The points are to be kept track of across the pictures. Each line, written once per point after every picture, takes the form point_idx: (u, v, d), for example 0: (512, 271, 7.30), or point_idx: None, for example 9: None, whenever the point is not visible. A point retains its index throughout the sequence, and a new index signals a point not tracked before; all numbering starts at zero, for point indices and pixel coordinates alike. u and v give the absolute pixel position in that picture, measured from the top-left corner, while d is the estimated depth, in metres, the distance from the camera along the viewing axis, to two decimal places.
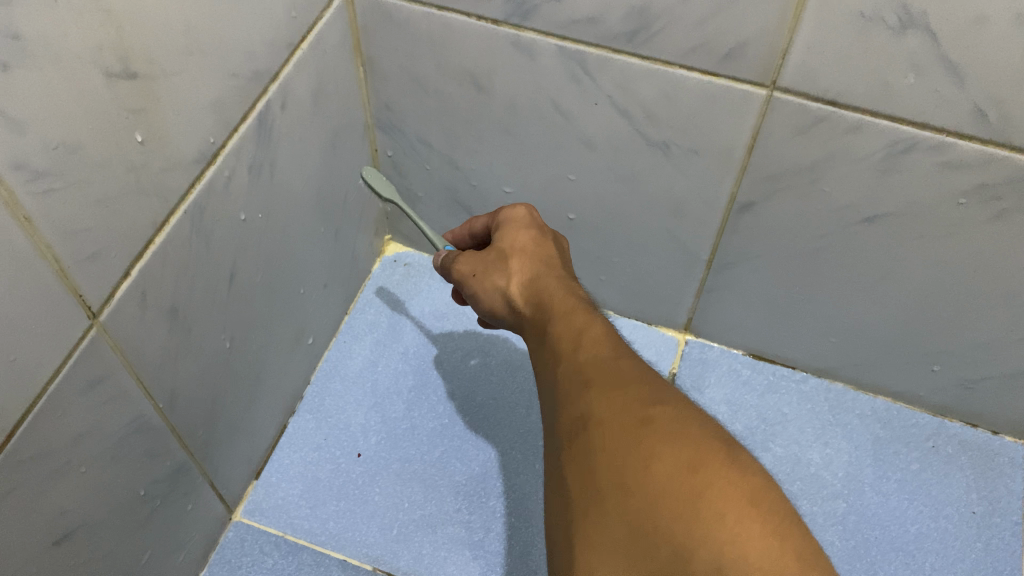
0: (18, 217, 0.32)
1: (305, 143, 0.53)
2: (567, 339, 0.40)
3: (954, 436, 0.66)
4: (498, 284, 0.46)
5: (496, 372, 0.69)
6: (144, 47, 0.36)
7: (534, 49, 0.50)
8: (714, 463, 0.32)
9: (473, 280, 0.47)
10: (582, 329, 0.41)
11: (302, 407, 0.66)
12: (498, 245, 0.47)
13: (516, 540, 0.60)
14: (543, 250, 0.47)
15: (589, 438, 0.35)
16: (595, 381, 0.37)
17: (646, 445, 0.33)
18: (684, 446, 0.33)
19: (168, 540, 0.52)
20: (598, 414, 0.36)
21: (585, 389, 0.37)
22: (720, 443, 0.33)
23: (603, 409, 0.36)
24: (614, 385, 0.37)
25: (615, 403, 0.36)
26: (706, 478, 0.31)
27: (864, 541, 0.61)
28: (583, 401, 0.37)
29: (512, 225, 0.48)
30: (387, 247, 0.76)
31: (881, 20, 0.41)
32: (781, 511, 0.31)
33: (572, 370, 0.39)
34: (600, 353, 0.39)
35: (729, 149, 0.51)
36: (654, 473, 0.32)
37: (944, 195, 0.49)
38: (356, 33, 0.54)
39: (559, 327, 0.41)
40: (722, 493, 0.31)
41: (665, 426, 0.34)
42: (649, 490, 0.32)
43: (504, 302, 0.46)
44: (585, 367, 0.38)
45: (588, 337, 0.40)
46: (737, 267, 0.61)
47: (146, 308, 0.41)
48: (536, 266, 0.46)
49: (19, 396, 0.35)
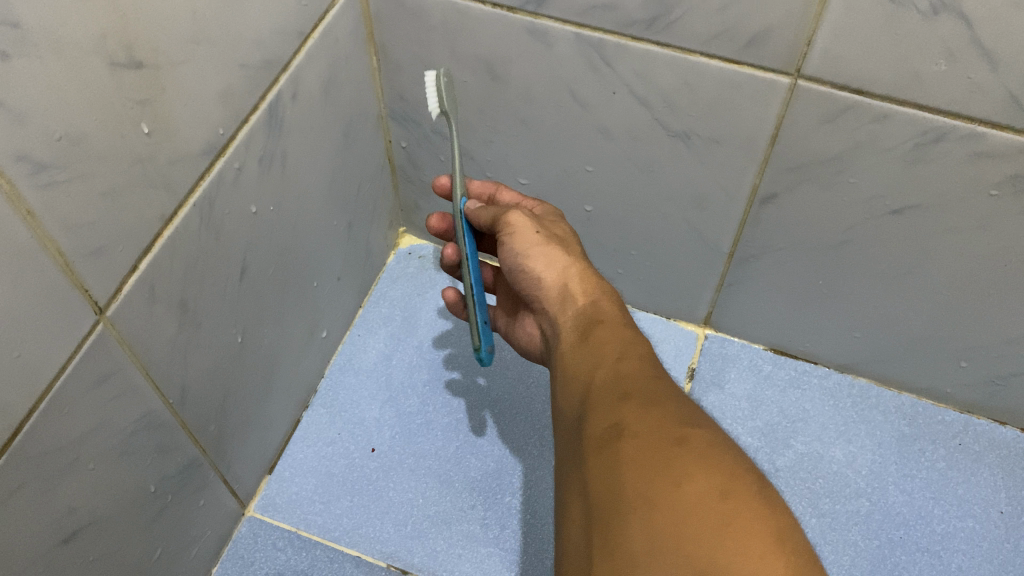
0: (20, 211, 0.31)
1: (317, 134, 0.53)
2: (613, 346, 0.41)
3: (981, 434, 0.64)
4: (558, 265, 0.46)
5: (511, 366, 0.68)
6: (149, 35, 0.35)
7: (550, 37, 0.49)
8: (744, 494, 0.30)
9: (531, 243, 0.46)
10: (630, 342, 0.42)
11: (315, 401, 0.65)
12: (562, 234, 0.48)
13: (532, 537, 0.59)
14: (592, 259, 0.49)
15: (620, 448, 0.34)
16: (633, 396, 0.37)
17: (680, 464, 0.32)
18: (718, 472, 0.31)
19: (180, 536, 0.51)
20: (632, 426, 0.35)
21: (623, 401, 0.37)
22: (753, 478, 0.32)
23: (639, 422, 0.35)
24: (653, 403, 0.36)
25: (652, 420, 0.35)
26: (735, 507, 0.30)
27: (888, 541, 0.60)
28: (619, 413, 0.36)
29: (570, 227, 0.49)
30: (402, 239, 0.75)
31: (911, 4, 0.39)
32: (808, 559, 0.28)
33: (612, 376, 0.39)
34: (642, 367, 0.39)
35: (751, 139, 0.50)
36: (684, 492, 0.30)
37: (975, 186, 0.47)
38: (369, 22, 0.53)
39: (609, 331, 0.43)
40: (750, 525, 0.29)
41: (701, 449, 0.33)
42: (675, 509, 0.30)
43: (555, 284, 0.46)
44: (626, 379, 0.38)
45: (636, 350, 0.41)
46: (759, 261, 0.59)
47: (154, 302, 0.41)
48: (592, 268, 0.47)
49: (24, 392, 0.34)
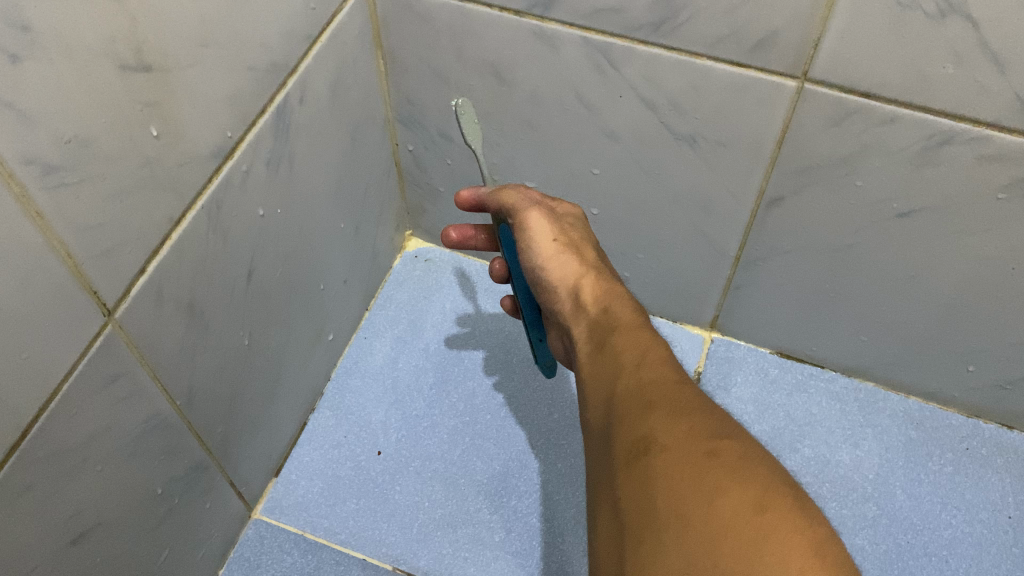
0: (30, 212, 0.32)
1: (324, 137, 0.53)
2: (632, 353, 0.40)
3: (990, 438, 0.64)
4: (573, 272, 0.46)
5: (518, 369, 0.68)
6: (159, 39, 0.35)
7: (557, 40, 0.49)
8: (779, 507, 0.30)
9: (551, 245, 0.47)
10: (649, 346, 0.41)
11: (322, 404, 0.65)
12: (565, 241, 0.48)
13: (538, 541, 0.59)
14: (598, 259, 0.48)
15: (650, 463, 0.33)
16: (658, 405, 0.36)
17: (712, 478, 0.31)
18: (752, 485, 0.31)
19: (186, 538, 0.51)
20: (660, 438, 0.34)
21: (647, 412, 0.36)
22: (788, 489, 0.31)
23: (666, 435, 0.34)
24: (679, 412, 0.35)
25: (680, 431, 0.34)
26: (772, 521, 0.30)
27: (896, 545, 0.59)
28: (644, 424, 0.35)
29: (572, 229, 0.49)
30: (409, 242, 0.75)
31: (918, 7, 0.39)
32: (850, 569, 0.28)
33: (634, 385, 0.38)
34: (665, 374, 0.38)
35: (758, 142, 0.50)
36: (718, 508, 0.30)
37: (983, 189, 0.47)
38: (376, 26, 0.54)
39: (625, 340, 0.42)
40: (787, 539, 0.29)
41: (732, 462, 0.32)
42: (712, 525, 0.30)
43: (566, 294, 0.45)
44: (648, 387, 0.38)
45: (653, 355, 0.40)
46: (766, 264, 0.59)
47: (162, 304, 0.41)
48: (600, 271, 0.47)
49: (33, 393, 0.34)
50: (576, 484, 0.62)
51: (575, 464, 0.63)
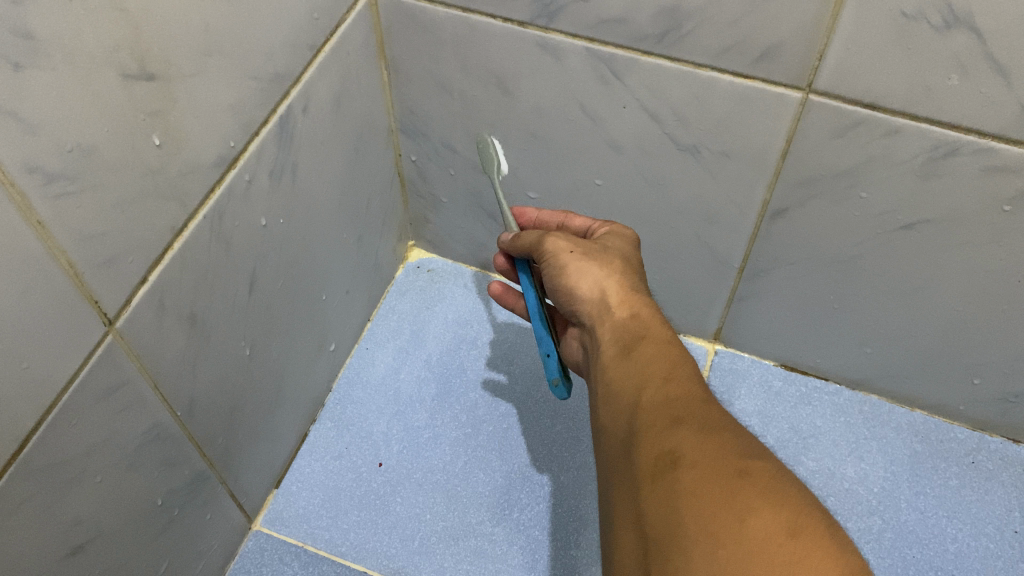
0: (31, 221, 0.31)
1: (327, 147, 0.53)
2: (659, 364, 0.40)
3: (995, 452, 0.64)
4: (595, 278, 0.46)
5: (520, 380, 0.67)
6: (162, 48, 0.35)
7: (561, 51, 0.49)
8: (813, 531, 0.29)
9: (567, 257, 0.46)
10: (676, 361, 0.40)
11: (323, 415, 0.65)
12: (602, 245, 0.48)
13: (540, 555, 0.59)
14: (638, 268, 0.48)
15: (678, 479, 0.33)
16: (688, 420, 0.36)
17: (744, 498, 0.31)
18: (785, 508, 0.30)
19: (186, 550, 0.51)
20: (689, 454, 0.34)
21: (676, 426, 0.36)
22: (822, 513, 0.31)
23: (695, 451, 0.34)
24: (709, 428, 0.35)
25: (709, 448, 0.34)
26: (804, 546, 0.29)
27: (901, 560, 0.59)
28: (672, 438, 0.35)
29: (615, 238, 0.49)
30: (411, 253, 0.75)
31: (923, 18, 0.39)
32: None
33: (661, 398, 0.38)
34: (693, 390, 0.38)
35: (763, 153, 0.50)
36: (750, 528, 0.30)
37: (989, 201, 0.47)
38: (380, 36, 0.54)
39: (652, 351, 0.41)
40: (822, 563, 0.28)
41: (762, 482, 0.32)
42: (742, 546, 0.29)
43: (593, 293, 0.45)
44: (677, 402, 0.37)
45: (681, 370, 0.40)
46: (770, 276, 0.59)
47: (163, 314, 0.41)
48: (633, 277, 0.46)
49: (33, 403, 0.34)
50: (578, 496, 0.62)
51: (578, 476, 0.63)
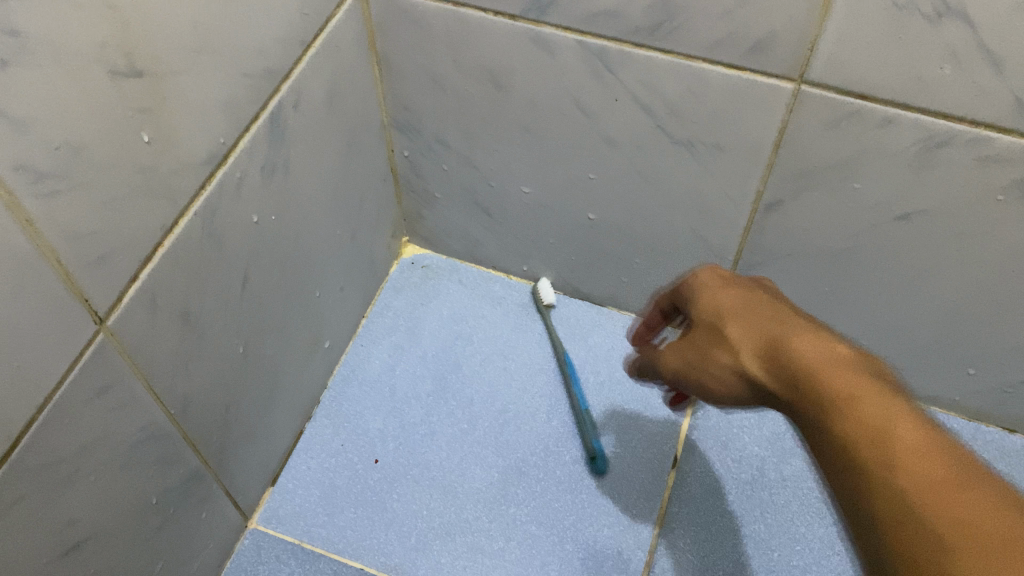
0: (19, 220, 0.31)
1: (319, 144, 0.52)
2: (826, 400, 0.33)
3: (992, 442, 0.64)
4: (713, 321, 0.40)
5: (516, 376, 0.67)
6: (151, 45, 0.35)
7: (554, 45, 0.49)
8: None
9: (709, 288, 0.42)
10: (850, 392, 0.33)
11: (319, 412, 0.65)
12: (705, 286, 0.42)
13: (537, 550, 0.59)
14: (753, 299, 0.40)
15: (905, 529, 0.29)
16: (904, 482, 0.30)
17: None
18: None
19: (182, 549, 0.51)
20: (926, 515, 0.29)
21: (892, 484, 0.30)
22: None
23: (935, 516, 0.28)
24: (927, 480, 0.29)
25: (942, 513, 0.28)
26: None
27: None
28: (894, 493, 0.30)
29: (713, 277, 0.42)
30: (405, 249, 0.74)
31: (916, 9, 0.39)
32: None
33: (854, 452, 0.32)
34: (889, 416, 0.32)
35: (756, 146, 0.49)
36: None
37: (983, 191, 0.46)
38: (372, 31, 0.53)
39: (806, 379, 0.35)
40: None
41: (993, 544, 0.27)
42: None
43: (727, 368, 0.39)
44: (877, 445, 0.31)
45: (858, 407, 0.32)
46: (765, 268, 0.59)
47: (155, 312, 0.40)
48: (761, 310, 0.39)
49: (24, 403, 0.34)
50: (575, 490, 0.61)
51: (575, 471, 0.62)
